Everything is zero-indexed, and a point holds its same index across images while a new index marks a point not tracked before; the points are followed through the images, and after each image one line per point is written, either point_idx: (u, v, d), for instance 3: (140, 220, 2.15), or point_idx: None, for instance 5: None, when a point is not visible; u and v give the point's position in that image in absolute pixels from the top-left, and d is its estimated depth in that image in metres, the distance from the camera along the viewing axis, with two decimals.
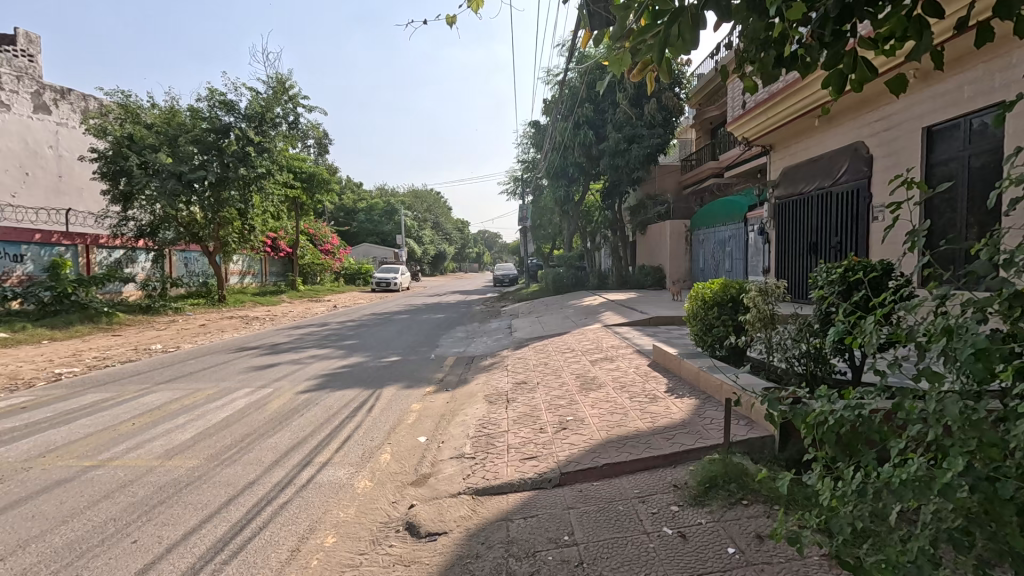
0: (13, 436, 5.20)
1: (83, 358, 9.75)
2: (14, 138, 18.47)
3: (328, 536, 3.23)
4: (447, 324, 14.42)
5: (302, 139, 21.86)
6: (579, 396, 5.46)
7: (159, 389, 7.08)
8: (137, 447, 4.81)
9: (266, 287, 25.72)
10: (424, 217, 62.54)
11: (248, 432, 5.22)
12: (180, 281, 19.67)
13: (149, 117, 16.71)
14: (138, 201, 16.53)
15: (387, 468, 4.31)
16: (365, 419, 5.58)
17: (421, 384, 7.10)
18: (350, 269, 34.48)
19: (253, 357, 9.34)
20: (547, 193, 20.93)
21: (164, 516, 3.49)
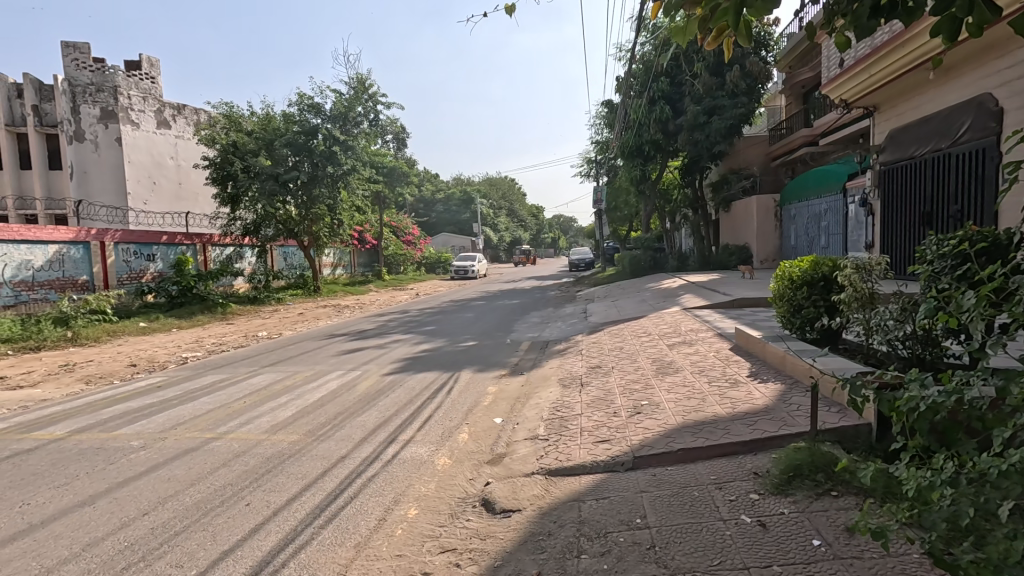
0: (150, 411, 6.06)
1: (204, 344, 11.09)
2: (143, 152, 21.24)
3: (410, 508, 3.46)
4: (523, 309, 14.58)
5: (382, 134, 22.92)
6: (655, 381, 5.34)
7: (265, 372, 7.88)
8: (248, 422, 5.41)
9: (355, 278, 27.45)
10: (500, 205, 63.39)
11: (340, 411, 5.68)
12: (281, 273, 21.54)
13: (249, 125, 18.34)
14: (244, 202, 18.34)
15: (465, 447, 4.50)
16: (444, 401, 5.85)
17: (496, 368, 7.30)
18: (430, 258, 35.78)
19: (343, 343, 10.06)
20: (622, 173, 20.36)
21: (271, 483, 3.91)
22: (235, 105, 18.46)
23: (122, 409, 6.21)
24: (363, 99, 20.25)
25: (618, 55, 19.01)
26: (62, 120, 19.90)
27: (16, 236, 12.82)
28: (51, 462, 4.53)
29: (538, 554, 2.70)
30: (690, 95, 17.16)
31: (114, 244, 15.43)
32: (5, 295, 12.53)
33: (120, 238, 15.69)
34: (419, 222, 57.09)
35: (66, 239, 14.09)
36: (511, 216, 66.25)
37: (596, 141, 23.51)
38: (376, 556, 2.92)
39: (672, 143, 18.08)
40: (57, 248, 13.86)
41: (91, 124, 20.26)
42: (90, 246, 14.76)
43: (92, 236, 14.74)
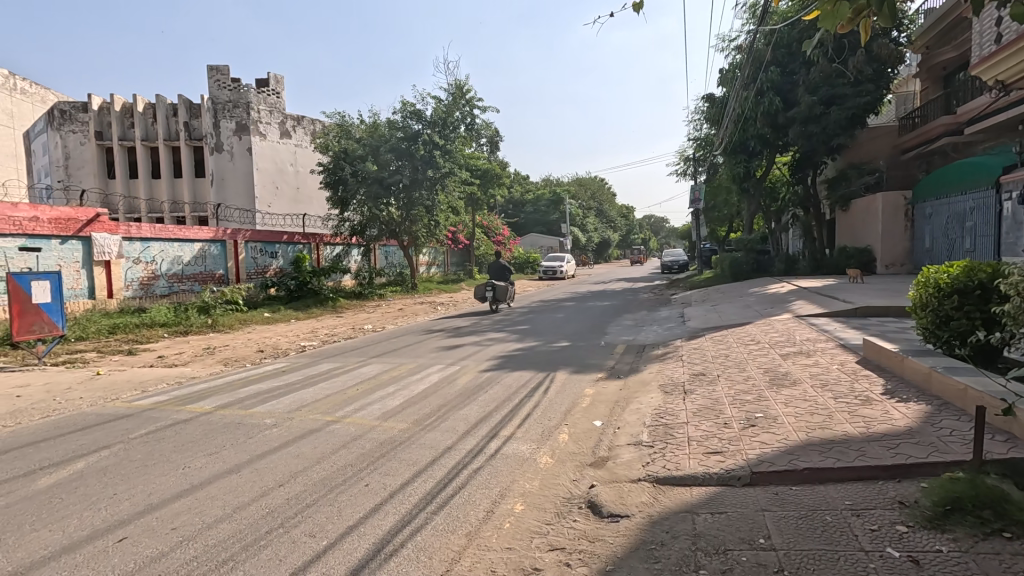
0: (278, 392, 6.75)
1: (318, 334, 12.14)
2: (269, 160, 23.71)
3: (517, 503, 3.53)
4: (616, 311, 14.32)
5: (478, 137, 23.61)
6: (769, 392, 4.98)
7: (372, 362, 8.45)
8: (362, 408, 5.84)
9: (448, 276, 28.59)
10: (589, 205, 62.77)
11: (442, 403, 5.93)
12: (382, 271, 22.94)
13: (358, 132, 19.78)
14: (352, 204, 19.70)
15: (566, 447, 4.50)
16: (542, 400, 5.89)
17: (593, 370, 7.22)
18: (519, 258, 36.14)
19: (441, 338, 10.52)
20: (723, 170, 19.21)
21: (386, 467, 4.18)
22: (346, 115, 19.97)
23: (256, 389, 6.98)
24: (461, 105, 21.08)
25: (721, 47, 18.02)
26: (206, 134, 22.77)
27: (171, 236, 15.00)
28: (204, 431, 5.20)
29: (652, 563, 2.63)
30: (804, 84, 15.80)
31: (245, 243, 17.39)
32: (162, 286, 14.74)
33: (250, 238, 17.65)
34: (508, 222, 58.09)
35: (207, 238, 16.11)
36: (600, 217, 65.24)
37: (696, 138, 22.44)
38: (486, 547, 3.01)
39: (781, 137, 16.77)
40: (200, 246, 15.91)
41: (229, 137, 22.93)
42: (226, 245, 16.75)
43: (228, 235, 16.72)
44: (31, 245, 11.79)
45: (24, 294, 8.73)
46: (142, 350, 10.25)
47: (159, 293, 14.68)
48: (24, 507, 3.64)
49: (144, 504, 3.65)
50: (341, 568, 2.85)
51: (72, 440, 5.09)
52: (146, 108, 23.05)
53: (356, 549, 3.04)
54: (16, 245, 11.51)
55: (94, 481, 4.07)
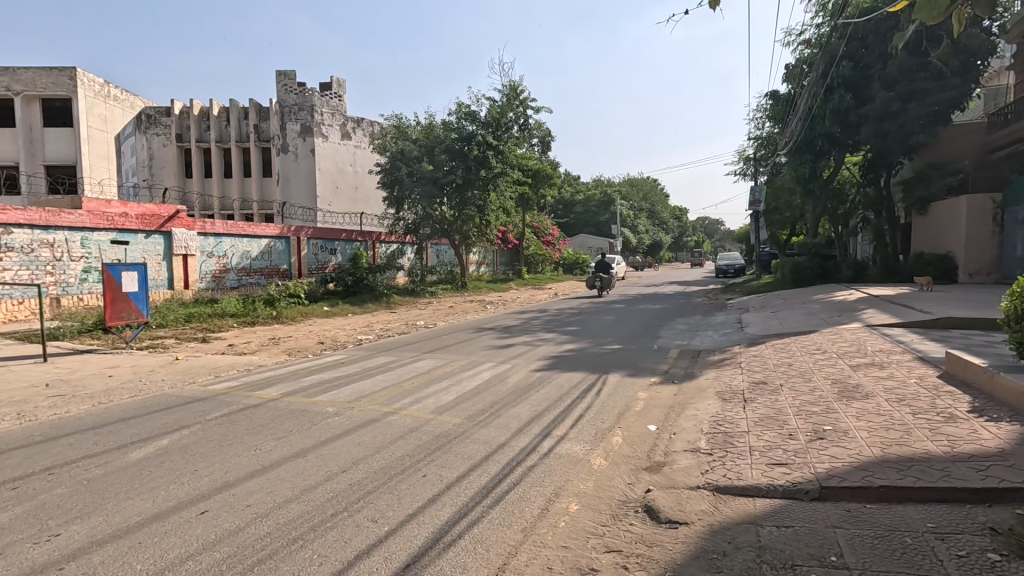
0: (338, 382, 7.05)
1: (374, 329, 12.60)
2: (330, 161, 24.78)
3: (571, 502, 3.53)
4: (668, 315, 13.99)
5: (530, 138, 23.78)
6: (839, 405, 4.72)
7: (426, 358, 8.66)
8: (417, 401, 6.01)
9: (497, 275, 28.88)
10: (640, 207, 61.64)
11: (494, 400, 6.00)
12: (433, 269, 23.41)
13: (414, 133, 20.37)
14: (407, 204, 20.24)
15: (619, 450, 4.45)
16: (594, 401, 5.85)
17: (646, 374, 7.10)
18: (568, 259, 35.92)
19: (492, 337, 10.63)
20: (787, 170, 18.33)
21: (442, 460, 4.29)
22: (403, 117, 20.62)
23: (317, 379, 7.31)
24: (514, 106, 21.34)
25: (787, 41, 17.22)
26: (274, 136, 24.06)
27: (241, 232, 15.93)
28: (272, 417, 5.51)
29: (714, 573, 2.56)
30: (880, 79, 14.85)
31: (307, 240, 18.27)
32: (231, 279, 15.69)
33: (312, 235, 18.53)
34: (558, 222, 57.87)
35: (273, 235, 17.00)
36: (651, 218, 63.92)
37: (758, 137, 21.56)
38: (542, 543, 3.03)
39: (852, 136, 15.84)
40: (267, 242, 16.82)
41: (294, 138, 24.11)
42: (290, 241, 17.65)
43: (292, 232, 17.61)
44: (121, 239, 12.95)
45: (115, 283, 9.55)
46: (214, 339, 10.97)
47: (229, 286, 15.64)
48: (119, 477, 4.00)
49: (221, 481, 3.92)
50: (402, 554, 2.95)
51: (156, 419, 5.53)
52: (221, 112, 24.63)
53: (416, 537, 3.13)
54: (108, 238, 12.70)
55: (178, 457, 4.40)
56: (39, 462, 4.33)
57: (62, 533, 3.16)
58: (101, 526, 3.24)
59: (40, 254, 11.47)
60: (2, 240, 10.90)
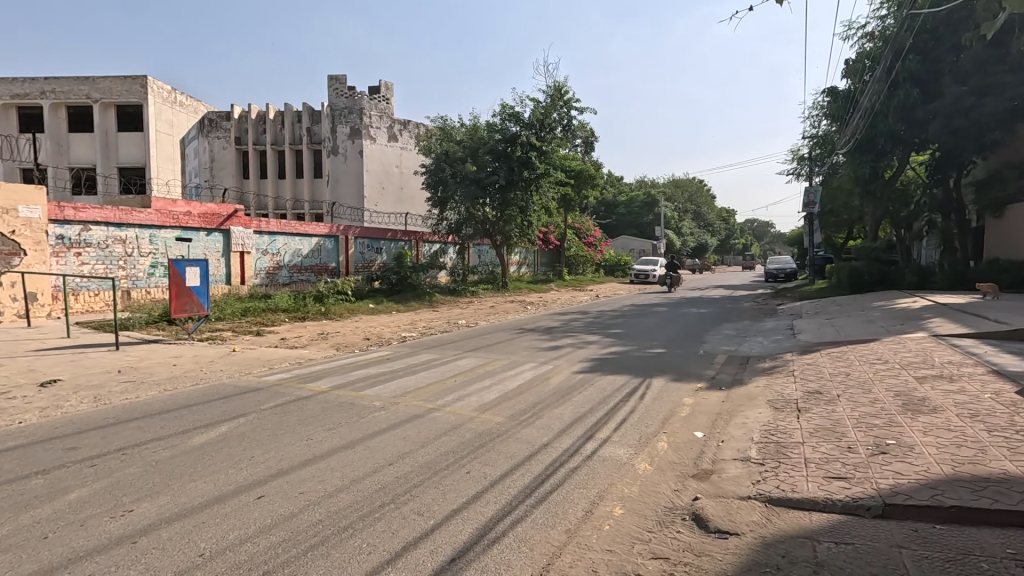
0: (383, 378, 7.23)
1: (417, 326, 12.86)
2: (377, 162, 25.50)
3: (616, 506, 3.49)
4: (714, 319, 13.58)
5: (573, 138, 23.65)
6: (902, 418, 4.46)
7: (468, 356, 8.76)
8: (460, 399, 6.09)
9: (537, 276, 28.86)
10: (686, 208, 60.11)
11: (537, 401, 6.00)
12: (475, 269, 23.63)
13: (459, 135, 20.65)
14: (451, 204, 20.54)
15: (665, 456, 4.36)
16: (638, 405, 5.75)
17: (692, 379, 6.92)
18: (610, 261, 35.41)
19: (533, 337, 10.64)
20: (844, 171, 17.45)
21: (486, 457, 4.33)
22: (448, 119, 20.97)
23: (364, 374, 7.53)
24: (559, 106, 21.30)
25: (848, 35, 16.40)
26: (325, 138, 24.96)
27: (294, 230, 16.61)
28: (323, 409, 5.71)
29: None
30: (951, 74, 13.95)
31: (354, 239, 18.86)
32: (284, 276, 16.39)
33: (359, 234, 19.12)
34: (600, 223, 57.15)
35: (322, 234, 17.64)
36: (697, 220, 62.18)
37: (815, 135, 20.64)
38: (586, 546, 3.00)
39: (918, 134, 14.91)
40: (317, 240, 17.46)
41: (344, 141, 24.94)
42: (338, 240, 18.27)
43: (340, 232, 18.22)
44: (185, 236, 13.75)
45: (180, 278, 10.16)
46: (268, 332, 11.47)
47: (281, 282, 16.35)
48: (183, 460, 4.24)
49: (274, 469, 4.09)
50: (448, 548, 2.99)
51: (215, 407, 5.83)
52: (277, 116, 25.78)
53: (461, 532, 3.18)
54: (173, 235, 13.51)
55: (236, 444, 4.63)
56: (113, 442, 4.65)
57: (135, 509, 3.38)
58: (169, 505, 3.45)
59: (113, 249, 12.34)
60: (82, 237, 11.85)
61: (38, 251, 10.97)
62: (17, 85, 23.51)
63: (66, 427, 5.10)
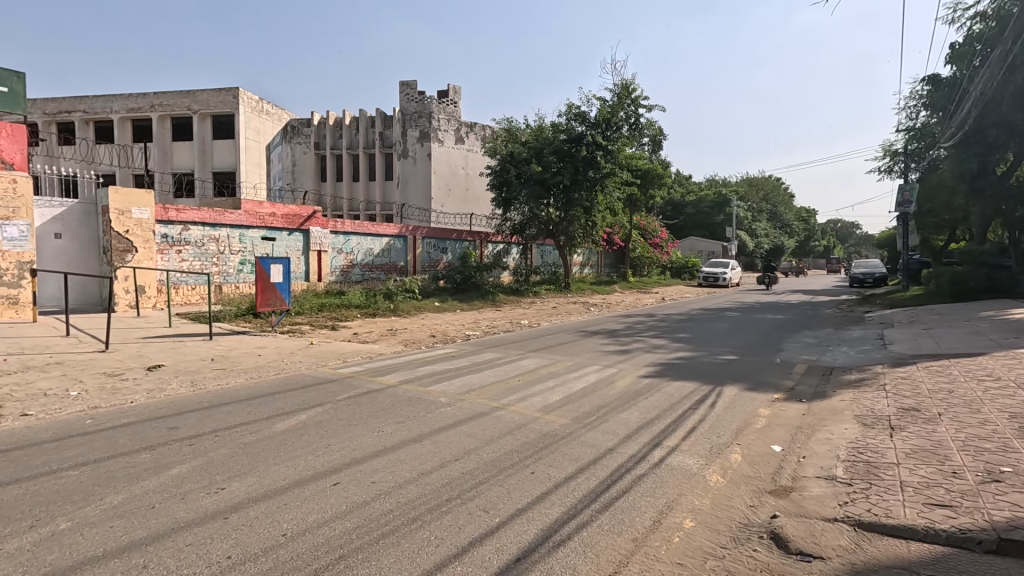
0: (450, 374, 7.41)
1: (481, 325, 13.06)
2: (444, 164, 26.21)
3: (686, 518, 3.35)
4: (792, 326, 12.73)
5: (640, 137, 23.11)
6: (1020, 444, 3.97)
7: (531, 356, 8.79)
8: (525, 398, 6.12)
9: (600, 278, 28.46)
10: (760, 208, 56.85)
11: (601, 404, 5.90)
12: (538, 269, 23.70)
13: (524, 136, 20.80)
14: (515, 205, 20.71)
15: (739, 468, 4.14)
16: (709, 414, 5.50)
17: (768, 389, 6.53)
18: (677, 263, 34.20)
19: (596, 340, 10.49)
20: (947, 166, 15.84)
21: (550, 459, 4.31)
22: (514, 120, 21.19)
23: (430, 370, 7.76)
24: (626, 104, 20.89)
25: (953, 16, 14.88)
26: (396, 142, 25.97)
27: (366, 230, 17.41)
28: (392, 402, 5.93)
29: None
30: None
31: (422, 239, 19.50)
32: (357, 274, 17.23)
33: (426, 234, 19.73)
34: (667, 224, 55.41)
35: (392, 234, 18.35)
36: (772, 220, 58.64)
37: (912, 128, 18.89)
38: (655, 557, 2.91)
39: None
40: (387, 240, 18.19)
41: (413, 144, 25.84)
42: (407, 240, 18.95)
43: (409, 232, 18.89)
44: (270, 235, 14.79)
45: (266, 274, 10.95)
46: (342, 327, 12.09)
47: (354, 280, 17.20)
48: (267, 445, 4.55)
49: (348, 457, 4.29)
50: (513, 547, 3.01)
51: (296, 396, 6.23)
52: (352, 122, 27.16)
53: (526, 532, 3.18)
54: (260, 234, 14.57)
55: (313, 432, 4.91)
56: (207, 424, 5.07)
57: (227, 487, 3.67)
58: (257, 485, 3.72)
59: (208, 247, 13.48)
60: (182, 235, 13.01)
61: (147, 249, 12.21)
62: (131, 100, 26.32)
63: (168, 408, 5.63)
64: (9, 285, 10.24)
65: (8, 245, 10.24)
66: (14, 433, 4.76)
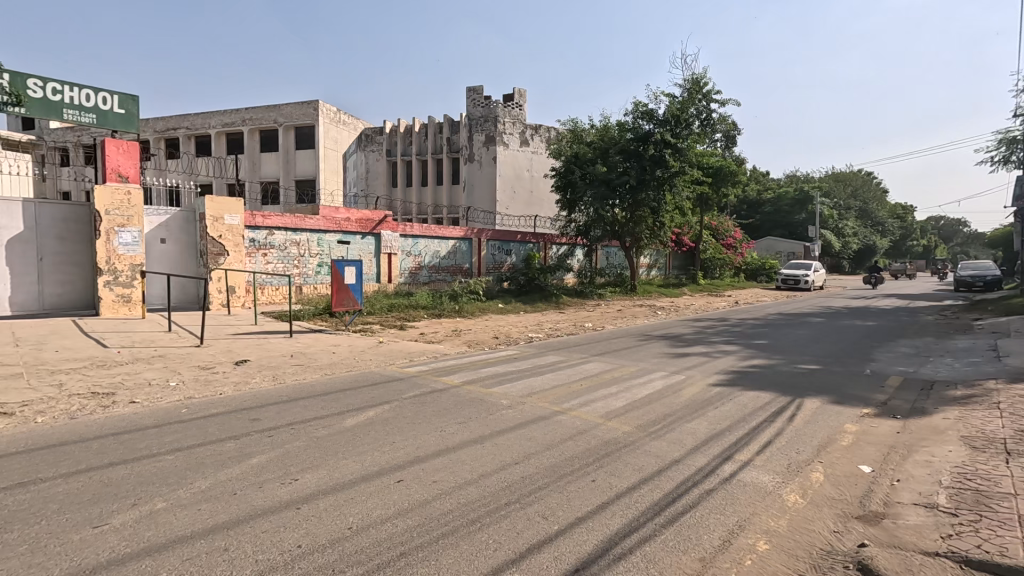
0: (512, 376, 7.44)
1: (544, 328, 13.01)
2: (509, 167, 26.46)
3: (759, 539, 3.12)
4: (885, 334, 11.61)
5: (712, 134, 22.12)
6: None
7: (595, 360, 8.62)
8: (587, 403, 6.01)
9: (668, 280, 27.55)
10: (848, 205, 52.53)
11: (667, 412, 5.67)
12: (603, 271, 23.34)
13: (590, 136, 20.57)
14: (580, 206, 20.53)
15: (822, 489, 3.80)
16: (787, 427, 5.12)
17: (856, 403, 5.97)
18: (752, 264, 32.36)
19: (663, 345, 10.13)
20: None
21: (612, 467, 4.19)
22: (579, 121, 21.02)
23: (493, 371, 7.83)
24: (696, 101, 20.10)
25: None
26: (462, 147, 26.57)
27: (433, 234, 17.93)
28: (455, 402, 6.04)
29: None
30: None
31: (486, 241, 19.79)
32: (424, 275, 17.79)
33: (491, 237, 20.01)
34: (741, 223, 52.62)
35: (458, 236, 18.75)
36: (862, 218, 53.97)
37: None
38: None
39: None
40: (453, 243, 18.61)
41: (480, 148, 26.32)
42: (472, 242, 19.29)
43: (474, 234, 19.23)
44: (345, 239, 15.61)
45: (340, 276, 11.54)
46: (409, 327, 12.50)
47: (422, 281, 17.77)
48: (338, 439, 4.77)
49: (412, 455, 4.40)
50: (571, 557, 2.94)
51: (365, 393, 6.50)
52: (421, 128, 28.14)
53: (586, 542, 3.10)
54: (336, 238, 15.42)
55: (380, 429, 5.08)
56: (284, 417, 5.41)
57: (300, 478, 3.88)
58: (327, 478, 3.91)
59: (290, 251, 14.44)
60: (268, 240, 14.01)
61: (237, 252, 13.25)
62: (226, 116, 28.79)
63: (251, 401, 6.07)
64: (124, 285, 11.53)
65: (123, 250, 11.53)
66: (123, 418, 5.32)
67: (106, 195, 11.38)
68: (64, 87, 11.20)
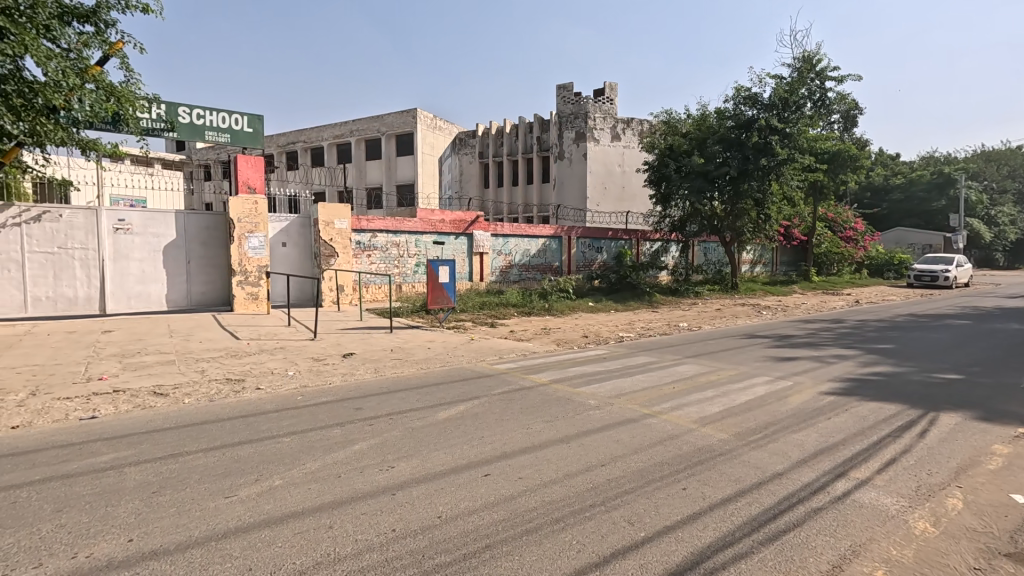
0: (600, 377, 7.32)
1: (636, 327, 12.64)
2: (600, 163, 26.03)
3: (877, 569, 2.80)
4: None
5: (827, 115, 20.01)
6: None
7: (690, 362, 8.20)
8: (679, 407, 5.74)
9: (775, 277, 25.45)
10: (1003, 187, 44.90)
11: (770, 421, 5.24)
12: (700, 268, 22.17)
13: (686, 126, 19.60)
14: (675, 201, 19.64)
15: (960, 518, 3.30)
16: (916, 445, 4.50)
17: (1009, 421, 5.10)
18: (877, 258, 28.84)
19: (767, 347, 9.38)
20: None
21: (705, 476, 3.96)
22: (674, 111, 20.07)
23: (581, 370, 7.76)
24: (806, 81, 18.32)
25: None
26: (553, 145, 26.57)
27: (524, 232, 18.18)
28: (542, 400, 6.08)
29: None
30: None
31: (576, 239, 19.66)
32: (515, 274, 18.11)
33: (582, 234, 19.84)
34: (863, 213, 47.02)
35: (547, 235, 18.81)
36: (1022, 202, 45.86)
37: None
38: None
39: None
40: (543, 241, 18.72)
41: (570, 145, 26.13)
42: (562, 240, 19.26)
43: (564, 232, 19.19)
44: (440, 239, 16.34)
45: (435, 275, 12.12)
46: (500, 325, 12.77)
47: (512, 279, 18.10)
48: (431, 431, 5.01)
49: (499, 450, 4.51)
50: (658, 566, 2.84)
51: (455, 388, 6.76)
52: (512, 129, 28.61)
53: (674, 552, 2.97)
54: (432, 239, 16.18)
55: (469, 423, 5.26)
56: (383, 408, 5.79)
57: (395, 466, 4.14)
58: (419, 468, 4.12)
59: (391, 251, 15.41)
60: (372, 241, 15.03)
61: (345, 254, 14.39)
62: (337, 128, 31.38)
63: (353, 391, 6.57)
64: (252, 284, 13.05)
65: (252, 253, 13.02)
66: (250, 402, 6.03)
67: (238, 205, 12.90)
68: (206, 112, 12.90)
